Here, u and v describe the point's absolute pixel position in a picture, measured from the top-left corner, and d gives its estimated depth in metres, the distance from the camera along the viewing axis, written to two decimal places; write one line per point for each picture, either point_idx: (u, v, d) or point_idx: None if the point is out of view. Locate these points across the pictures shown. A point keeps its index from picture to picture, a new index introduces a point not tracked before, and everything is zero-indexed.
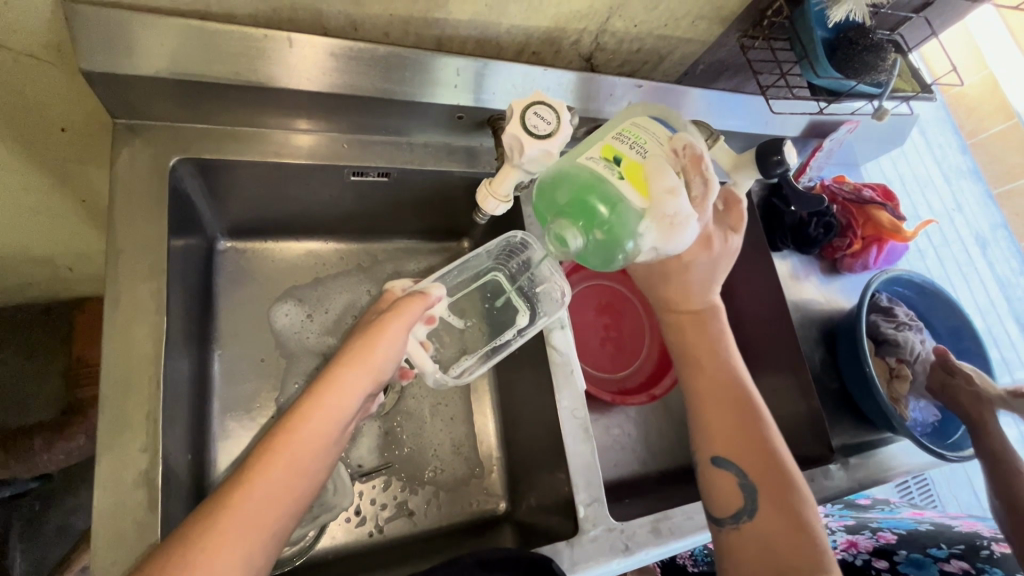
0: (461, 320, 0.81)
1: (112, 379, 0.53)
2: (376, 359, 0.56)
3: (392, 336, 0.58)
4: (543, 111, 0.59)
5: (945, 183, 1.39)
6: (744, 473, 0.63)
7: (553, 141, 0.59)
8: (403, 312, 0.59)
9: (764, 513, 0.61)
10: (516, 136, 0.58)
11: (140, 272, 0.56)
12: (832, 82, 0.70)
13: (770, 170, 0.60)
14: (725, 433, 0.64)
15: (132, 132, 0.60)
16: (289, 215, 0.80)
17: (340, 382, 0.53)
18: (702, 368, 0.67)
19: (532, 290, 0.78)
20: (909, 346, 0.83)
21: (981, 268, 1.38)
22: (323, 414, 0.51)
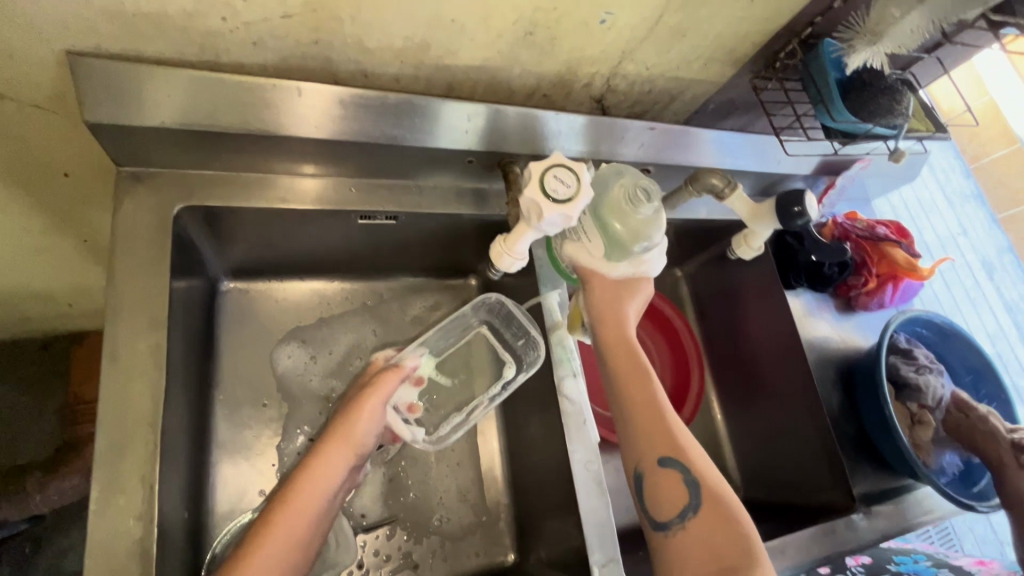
0: (448, 378, 0.84)
1: (109, 440, 0.50)
2: (358, 434, 0.63)
3: (370, 411, 0.66)
4: (562, 173, 0.58)
5: (948, 207, 1.36)
6: (687, 468, 0.58)
7: (573, 206, 0.58)
8: (381, 386, 0.68)
9: (706, 511, 0.56)
10: (534, 201, 0.57)
11: (141, 325, 0.54)
12: (848, 125, 0.69)
13: (792, 221, 0.61)
14: (661, 430, 0.60)
15: (136, 180, 0.59)
16: (293, 255, 0.78)
17: (323, 458, 0.59)
18: (628, 367, 0.64)
19: (515, 343, 0.84)
20: (930, 391, 0.81)
21: (987, 293, 1.30)
22: (313, 492, 0.57)
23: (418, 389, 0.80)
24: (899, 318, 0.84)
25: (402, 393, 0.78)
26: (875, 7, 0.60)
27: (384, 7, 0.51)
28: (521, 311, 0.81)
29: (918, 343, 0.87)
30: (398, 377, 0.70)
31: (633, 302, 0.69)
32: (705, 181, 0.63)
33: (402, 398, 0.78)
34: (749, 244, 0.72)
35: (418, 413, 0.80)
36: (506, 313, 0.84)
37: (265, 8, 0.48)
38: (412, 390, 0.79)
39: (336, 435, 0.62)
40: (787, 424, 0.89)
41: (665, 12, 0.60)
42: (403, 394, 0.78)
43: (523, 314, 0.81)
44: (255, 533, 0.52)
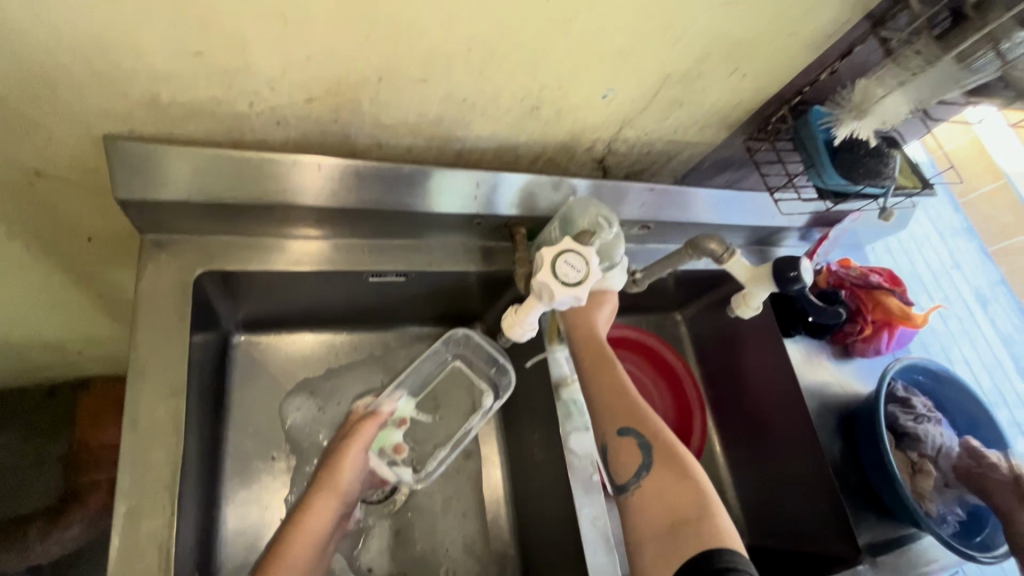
0: (429, 415, 0.85)
1: (128, 507, 0.51)
2: (343, 483, 0.68)
3: (352, 460, 0.70)
4: (573, 259, 0.60)
5: (940, 240, 1.39)
6: (642, 433, 0.61)
7: (582, 289, 0.60)
8: (359, 435, 0.72)
9: (660, 469, 0.58)
10: (546, 283, 0.59)
11: (162, 391, 0.55)
12: (840, 186, 0.72)
13: (788, 285, 0.63)
14: (620, 401, 0.64)
15: (158, 246, 0.61)
16: (302, 309, 0.80)
17: (314, 512, 0.64)
18: (590, 350, 0.68)
19: (489, 372, 0.88)
20: (929, 440, 0.83)
21: (981, 325, 1.31)
22: (305, 544, 0.61)
23: (402, 429, 0.82)
24: (895, 366, 0.86)
25: (386, 437, 0.79)
26: (859, 86, 0.63)
27: (401, 89, 0.54)
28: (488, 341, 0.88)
29: (917, 391, 0.88)
30: (376, 425, 0.74)
31: (603, 312, 0.70)
32: (704, 246, 0.65)
33: (388, 442, 0.79)
34: (749, 303, 0.72)
35: (405, 454, 0.80)
36: (478, 344, 0.88)
37: (290, 93, 0.51)
38: (397, 431, 0.81)
39: (323, 488, 0.66)
40: (789, 472, 0.90)
41: (663, 86, 0.64)
42: (387, 437, 0.79)
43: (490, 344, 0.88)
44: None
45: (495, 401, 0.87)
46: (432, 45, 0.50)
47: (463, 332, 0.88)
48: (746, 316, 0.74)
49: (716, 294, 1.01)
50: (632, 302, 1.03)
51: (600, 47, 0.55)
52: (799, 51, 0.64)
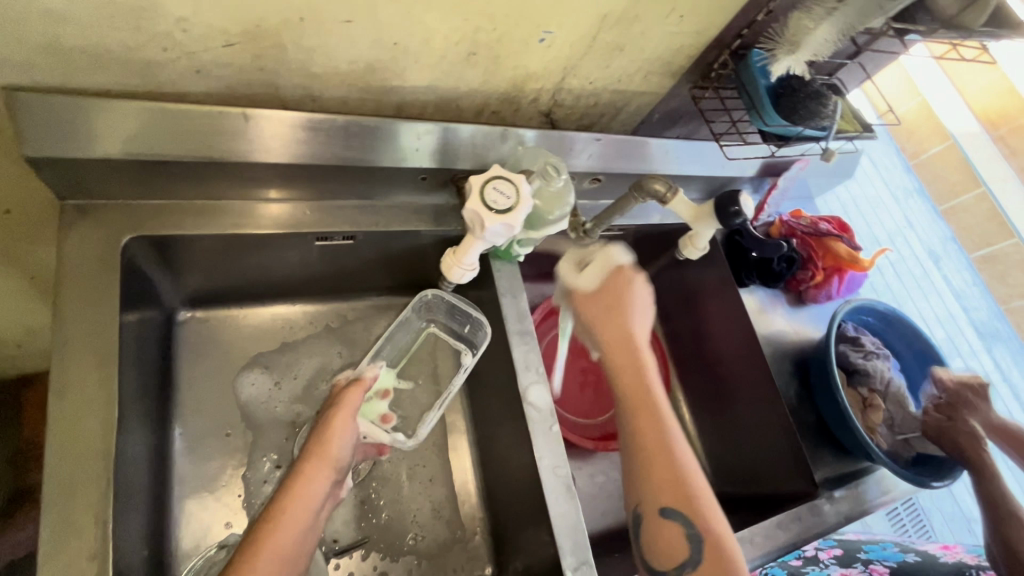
0: (411, 382, 0.84)
1: (59, 479, 0.49)
2: (335, 450, 0.63)
3: (340, 428, 0.65)
4: (502, 186, 0.61)
5: (894, 203, 1.42)
6: (689, 522, 0.59)
7: (513, 215, 0.60)
8: (346, 403, 0.67)
9: (706, 565, 0.57)
10: (476, 211, 0.59)
11: (90, 361, 0.53)
12: (781, 128, 0.73)
13: (731, 220, 0.64)
14: (669, 478, 0.61)
15: (81, 213, 0.58)
16: (250, 281, 0.77)
17: (305, 479, 0.59)
18: (640, 397, 0.65)
19: (464, 332, 0.85)
20: (879, 375, 0.86)
21: (936, 282, 1.35)
22: (298, 511, 0.56)
23: (386, 400, 0.80)
24: (846, 308, 0.88)
25: (371, 408, 0.78)
26: (791, 18, 0.65)
27: (326, 33, 0.52)
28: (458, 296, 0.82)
29: (865, 331, 0.92)
30: (360, 393, 0.69)
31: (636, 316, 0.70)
32: (648, 187, 0.65)
33: (375, 412, 0.78)
34: (695, 244, 0.74)
35: (394, 422, 0.79)
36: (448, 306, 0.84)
37: (206, 38, 0.49)
38: (382, 402, 0.79)
39: (314, 454, 0.61)
40: (748, 418, 0.92)
41: (601, 30, 0.63)
42: (372, 408, 0.78)
43: (460, 299, 0.82)
44: (246, 549, 0.51)
45: (474, 356, 0.83)
46: None
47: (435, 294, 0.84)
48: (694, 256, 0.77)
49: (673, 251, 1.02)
50: None
51: None
52: None
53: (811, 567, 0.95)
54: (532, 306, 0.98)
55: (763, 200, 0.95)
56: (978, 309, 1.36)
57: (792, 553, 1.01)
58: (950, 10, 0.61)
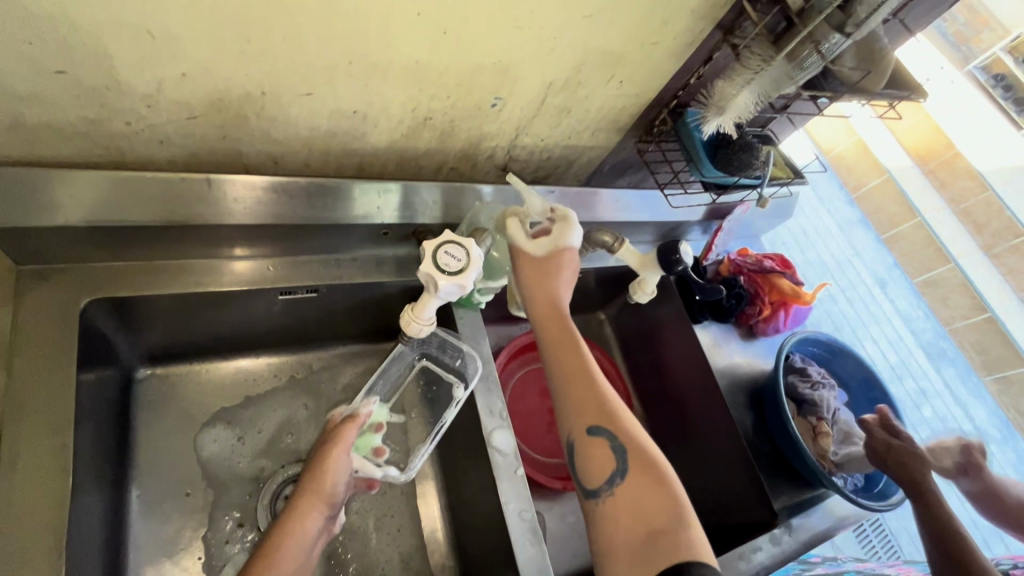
0: (401, 415, 0.85)
1: (4, 555, 0.48)
2: (328, 486, 0.67)
3: (336, 463, 0.69)
4: (454, 249, 0.64)
5: (840, 232, 1.51)
6: (616, 438, 0.62)
7: (465, 277, 0.63)
8: (341, 436, 0.71)
9: (633, 475, 0.60)
10: (429, 274, 0.62)
11: (42, 428, 0.52)
12: (718, 178, 0.80)
13: (672, 267, 0.68)
14: (590, 402, 0.64)
15: (38, 276, 0.58)
16: (215, 335, 0.78)
17: (300, 518, 0.63)
18: (561, 339, 0.68)
19: (455, 364, 0.82)
20: (825, 404, 0.91)
21: (884, 307, 1.41)
22: (292, 551, 0.60)
23: (381, 434, 0.81)
24: (792, 340, 0.94)
25: (366, 441, 0.79)
26: (717, 86, 0.71)
27: (287, 103, 0.56)
28: (450, 333, 0.80)
29: (811, 360, 0.98)
30: (356, 427, 0.74)
31: (563, 279, 0.70)
32: (596, 240, 0.72)
33: (369, 445, 0.79)
34: (644, 290, 0.80)
35: (386, 456, 0.80)
36: (441, 339, 0.81)
37: (170, 111, 0.52)
38: (376, 435, 0.80)
39: (310, 491, 0.65)
40: (710, 452, 0.96)
41: (548, 94, 0.69)
42: (367, 442, 0.79)
43: (451, 334, 0.80)
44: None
45: (464, 390, 0.79)
46: (313, 59, 0.52)
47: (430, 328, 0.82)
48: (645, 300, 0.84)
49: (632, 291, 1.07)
50: None
51: (478, 60, 0.59)
52: (663, 61, 0.71)
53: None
54: (497, 348, 1.01)
55: (711, 241, 1.01)
56: (926, 330, 1.42)
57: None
58: (853, 77, 0.70)
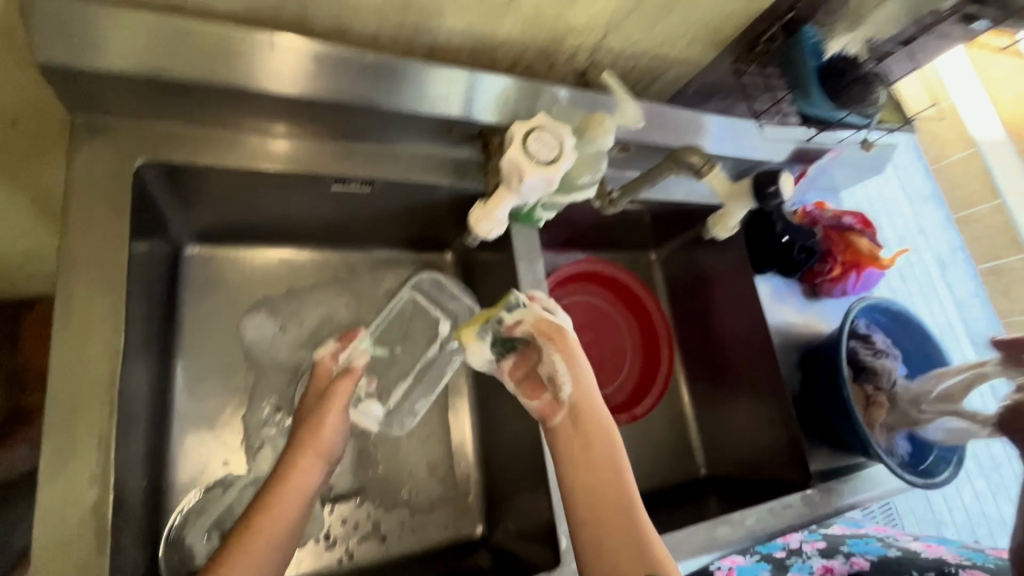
0: (386, 349, 0.81)
1: (61, 400, 0.48)
2: (326, 441, 0.61)
3: (333, 421, 0.62)
4: (544, 137, 0.59)
5: (908, 205, 1.39)
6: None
7: (554, 169, 0.58)
8: (337, 396, 0.63)
9: None
10: (517, 161, 0.58)
11: (97, 284, 0.51)
12: (824, 111, 0.73)
13: (768, 199, 0.63)
14: (635, 544, 0.54)
15: (91, 130, 0.55)
16: (262, 221, 0.75)
17: (299, 471, 0.58)
18: (591, 462, 0.59)
19: (448, 306, 0.87)
20: (886, 373, 0.86)
21: (940, 291, 1.35)
22: (288, 503, 0.56)
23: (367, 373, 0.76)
24: (860, 304, 0.87)
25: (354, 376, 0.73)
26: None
27: None
28: (450, 278, 0.90)
29: (876, 327, 0.91)
30: (354, 381, 0.64)
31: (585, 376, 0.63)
32: (685, 159, 0.63)
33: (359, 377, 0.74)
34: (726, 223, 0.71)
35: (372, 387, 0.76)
36: (437, 283, 0.88)
37: None
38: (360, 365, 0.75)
39: (307, 447, 0.59)
40: (749, 406, 0.93)
41: None
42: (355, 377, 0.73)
43: (454, 281, 0.89)
44: (234, 538, 0.52)
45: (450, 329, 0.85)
46: None
47: (430, 276, 0.88)
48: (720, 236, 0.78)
49: (690, 233, 1.01)
50: (608, 237, 1.02)
51: None
52: None
53: (794, 559, 0.97)
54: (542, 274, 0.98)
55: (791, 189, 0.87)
56: (976, 320, 1.37)
57: (778, 546, 1.02)
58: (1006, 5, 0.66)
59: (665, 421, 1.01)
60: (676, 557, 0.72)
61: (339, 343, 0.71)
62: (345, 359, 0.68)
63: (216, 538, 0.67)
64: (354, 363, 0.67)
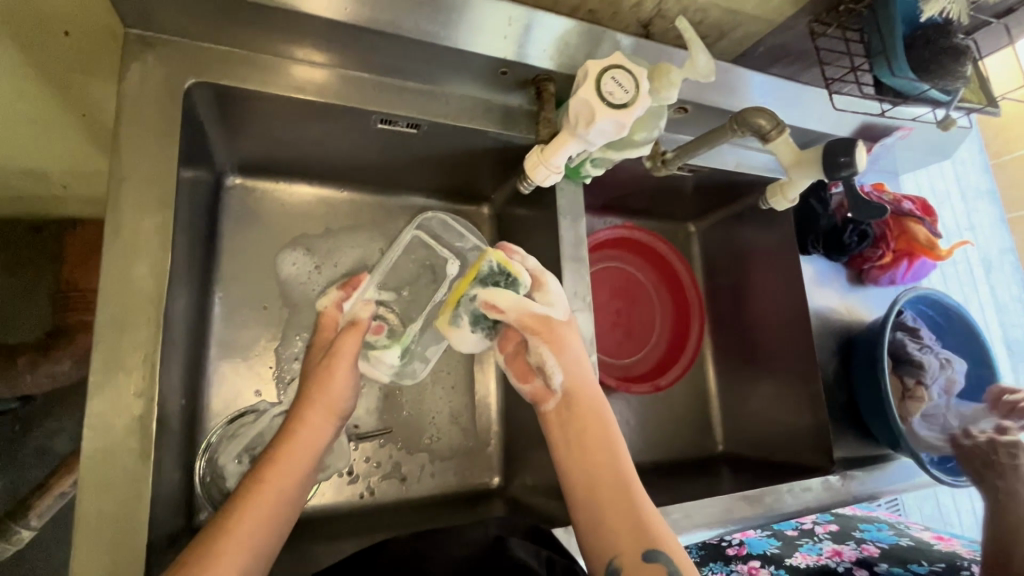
0: (393, 294, 0.72)
1: (111, 313, 0.49)
2: (337, 396, 0.54)
3: (342, 374, 0.55)
4: (620, 76, 0.55)
5: (961, 202, 1.30)
6: (671, 560, 0.50)
7: (628, 113, 0.55)
8: (340, 348, 0.55)
9: None
10: (589, 102, 0.54)
11: (148, 203, 0.52)
12: (905, 82, 0.67)
13: (838, 171, 0.61)
14: (633, 519, 0.53)
15: (143, 44, 0.55)
16: (304, 157, 0.74)
17: (309, 426, 0.53)
18: (586, 441, 0.57)
19: (458, 247, 0.76)
20: (929, 368, 0.83)
21: (981, 294, 1.28)
22: (298, 459, 0.50)
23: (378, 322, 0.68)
24: (909, 295, 0.83)
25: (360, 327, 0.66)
26: None
27: None
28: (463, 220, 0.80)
29: (921, 322, 0.88)
30: (359, 335, 0.57)
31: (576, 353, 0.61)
32: (751, 121, 0.63)
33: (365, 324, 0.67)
34: (785, 194, 0.76)
35: (383, 334, 0.67)
36: (442, 221, 0.77)
37: None
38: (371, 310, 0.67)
39: (314, 402, 0.53)
40: (777, 387, 0.91)
41: None
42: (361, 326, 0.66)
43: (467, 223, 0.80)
44: (243, 491, 0.48)
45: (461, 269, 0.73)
46: None
47: (437, 217, 0.78)
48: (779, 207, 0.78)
49: (736, 207, 0.97)
50: (649, 203, 0.98)
51: None
52: None
53: (805, 539, 0.97)
54: None
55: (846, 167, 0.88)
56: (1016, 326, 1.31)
57: (789, 524, 1.02)
58: None
59: (688, 394, 1.00)
60: (690, 525, 0.72)
61: (342, 291, 0.64)
62: (348, 311, 0.61)
63: (248, 462, 0.67)
64: (359, 316, 0.60)
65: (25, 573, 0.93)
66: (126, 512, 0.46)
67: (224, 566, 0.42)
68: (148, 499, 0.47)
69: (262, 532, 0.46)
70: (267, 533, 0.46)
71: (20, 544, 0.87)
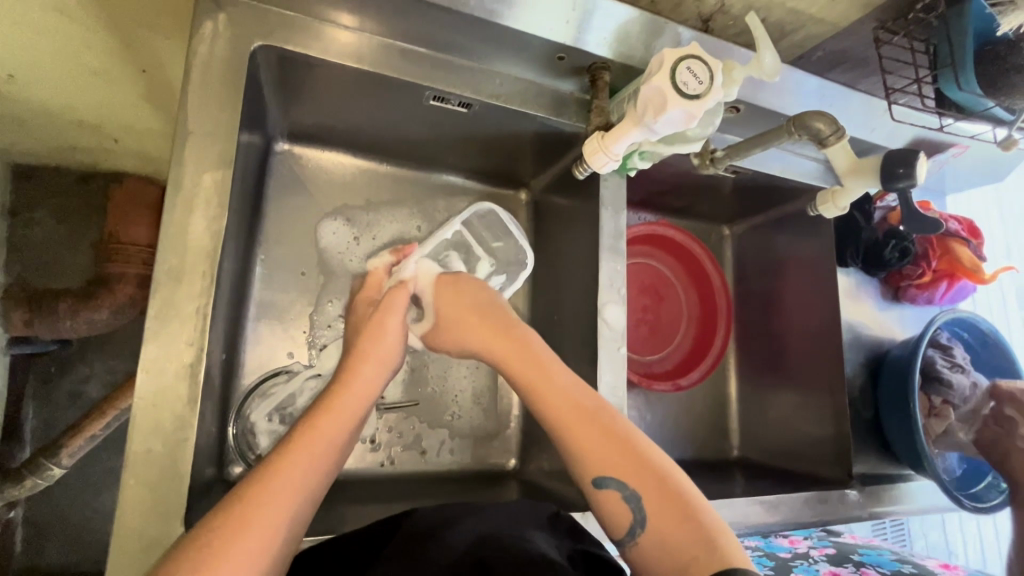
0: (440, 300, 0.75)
1: (169, 264, 0.51)
2: (388, 350, 0.59)
3: (393, 328, 0.61)
4: (695, 66, 0.55)
5: (1003, 230, 1.22)
6: (622, 484, 0.51)
7: (699, 104, 0.55)
8: (389, 304, 0.62)
9: (651, 517, 0.49)
10: (661, 90, 0.54)
11: (211, 160, 0.54)
12: (970, 97, 0.66)
13: (893, 182, 0.61)
14: (586, 445, 0.52)
15: (216, 4, 0.56)
16: (351, 128, 0.75)
17: (360, 376, 0.56)
18: (536, 373, 0.57)
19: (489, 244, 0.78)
20: (960, 390, 0.82)
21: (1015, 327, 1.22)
22: (352, 405, 0.53)
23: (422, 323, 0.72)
24: (947, 318, 0.82)
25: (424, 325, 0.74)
26: None
27: None
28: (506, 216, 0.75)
29: (957, 342, 0.87)
30: (405, 292, 0.63)
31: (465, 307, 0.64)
32: (809, 124, 0.62)
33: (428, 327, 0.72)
34: (836, 202, 0.77)
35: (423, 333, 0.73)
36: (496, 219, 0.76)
37: None
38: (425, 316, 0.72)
39: (366, 355, 0.58)
40: (800, 398, 0.91)
41: None
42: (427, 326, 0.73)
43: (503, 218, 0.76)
44: (300, 428, 0.50)
45: (494, 270, 0.78)
46: None
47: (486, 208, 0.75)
48: (829, 215, 0.79)
49: (775, 212, 0.95)
50: (686, 202, 0.97)
51: None
52: None
53: (799, 561, 0.91)
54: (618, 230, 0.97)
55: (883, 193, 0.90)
56: None
57: (782, 546, 0.97)
58: None
59: (708, 397, 1.00)
60: None
61: (392, 256, 0.69)
62: (397, 271, 0.67)
63: (278, 422, 0.70)
64: (406, 279, 0.66)
65: (54, 507, 0.97)
66: (173, 455, 0.49)
67: (283, 491, 0.44)
68: (193, 443, 0.50)
69: (315, 463, 0.47)
70: (323, 465, 0.47)
71: (51, 480, 0.91)
